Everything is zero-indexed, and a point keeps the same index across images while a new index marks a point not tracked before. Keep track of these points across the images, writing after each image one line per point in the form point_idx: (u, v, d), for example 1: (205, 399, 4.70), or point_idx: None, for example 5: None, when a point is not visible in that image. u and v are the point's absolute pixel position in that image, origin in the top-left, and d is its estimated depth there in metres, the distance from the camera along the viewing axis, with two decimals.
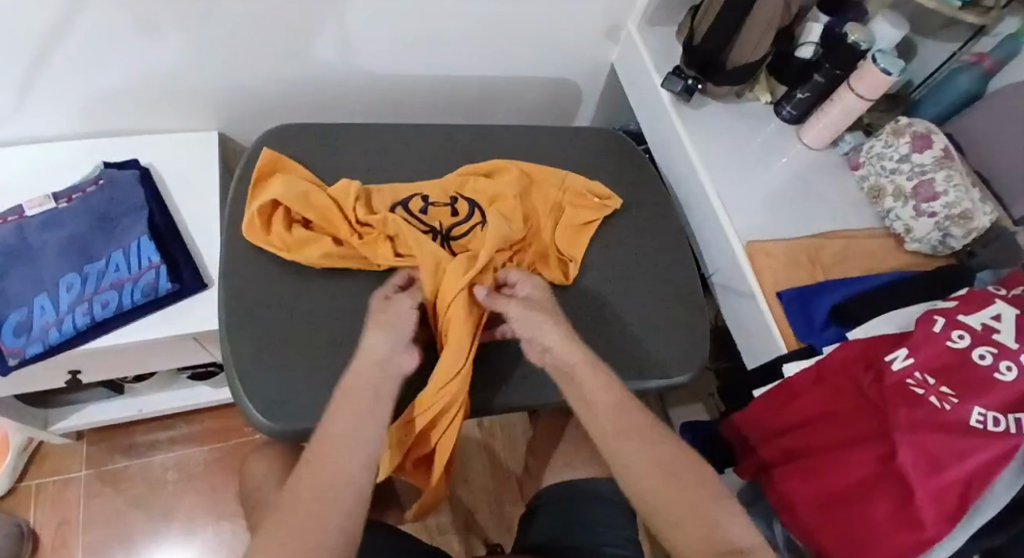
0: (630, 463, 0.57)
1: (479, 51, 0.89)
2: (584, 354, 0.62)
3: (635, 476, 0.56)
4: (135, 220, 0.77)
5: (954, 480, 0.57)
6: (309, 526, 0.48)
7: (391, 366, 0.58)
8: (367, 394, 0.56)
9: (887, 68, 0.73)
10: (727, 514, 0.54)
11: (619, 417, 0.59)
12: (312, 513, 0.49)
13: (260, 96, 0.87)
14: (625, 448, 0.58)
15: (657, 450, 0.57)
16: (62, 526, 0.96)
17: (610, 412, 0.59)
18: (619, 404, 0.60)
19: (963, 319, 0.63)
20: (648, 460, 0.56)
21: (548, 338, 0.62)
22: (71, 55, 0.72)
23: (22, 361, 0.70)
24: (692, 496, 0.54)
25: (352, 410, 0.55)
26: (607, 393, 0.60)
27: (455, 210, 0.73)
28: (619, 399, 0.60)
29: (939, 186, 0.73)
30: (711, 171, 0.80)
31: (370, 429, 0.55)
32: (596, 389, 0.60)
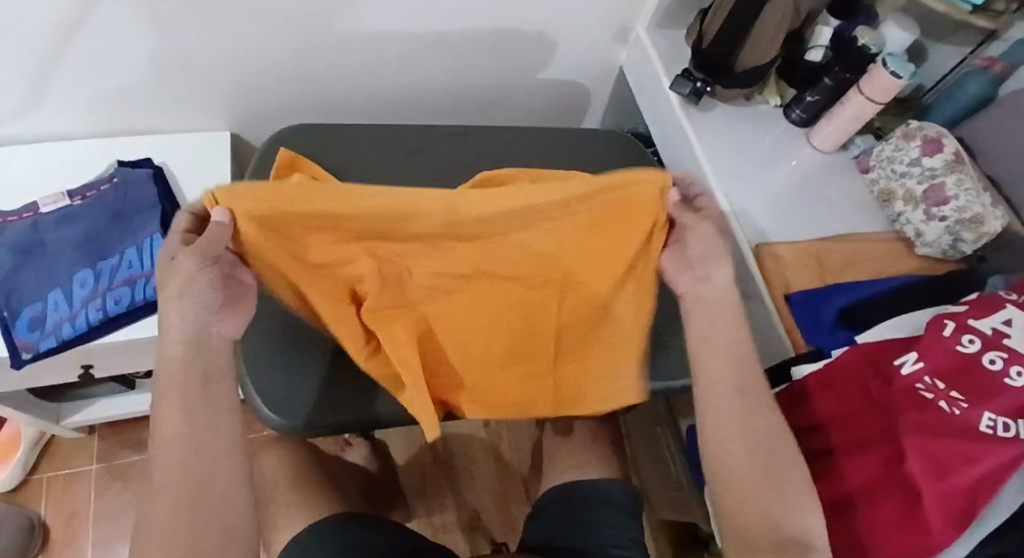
0: (725, 431, 0.58)
1: (489, 52, 0.90)
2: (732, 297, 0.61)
3: (726, 444, 0.57)
4: (149, 217, 0.78)
5: (960, 486, 0.57)
6: (182, 523, 0.48)
7: (209, 333, 0.54)
8: (214, 374, 0.53)
9: (897, 71, 0.73)
10: (803, 503, 0.55)
11: (731, 375, 0.59)
12: (183, 509, 0.49)
13: (273, 96, 0.88)
14: (723, 404, 0.58)
15: (756, 421, 0.57)
16: (72, 518, 0.97)
17: (727, 368, 0.59)
18: (735, 357, 0.60)
19: (974, 323, 0.62)
20: (746, 431, 0.57)
21: (718, 274, 0.61)
22: (87, 54, 0.74)
23: (36, 355, 0.71)
24: (779, 473, 0.56)
25: (181, 396, 0.52)
26: (727, 346, 0.60)
27: None
28: (739, 352, 0.60)
29: (950, 189, 0.72)
30: (719, 174, 0.80)
31: (212, 412, 0.52)
32: (727, 341, 0.60)
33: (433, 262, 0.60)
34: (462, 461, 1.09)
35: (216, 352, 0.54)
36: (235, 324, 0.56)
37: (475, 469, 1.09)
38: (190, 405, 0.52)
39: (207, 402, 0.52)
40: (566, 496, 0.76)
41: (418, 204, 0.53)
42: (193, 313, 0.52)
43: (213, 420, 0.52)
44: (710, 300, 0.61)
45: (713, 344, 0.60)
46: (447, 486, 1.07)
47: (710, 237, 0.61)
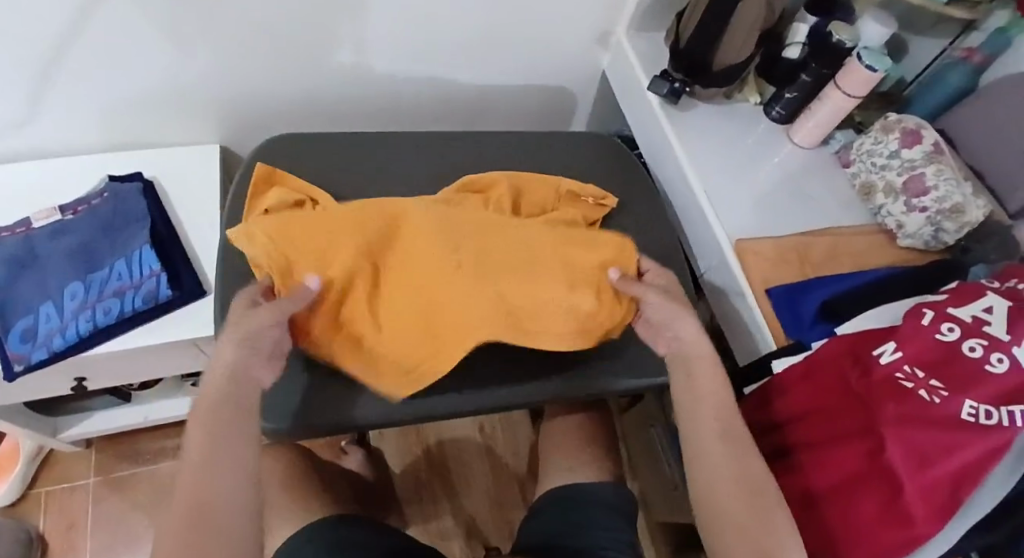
0: (709, 468, 0.59)
1: (473, 61, 0.92)
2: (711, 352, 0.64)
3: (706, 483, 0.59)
4: (138, 230, 0.79)
5: (941, 477, 0.56)
6: (191, 534, 0.48)
7: (249, 376, 0.57)
8: (247, 415, 0.55)
9: (871, 64, 0.73)
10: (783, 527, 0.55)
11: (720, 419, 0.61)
12: (196, 526, 0.49)
13: (266, 107, 0.90)
14: (712, 449, 0.59)
15: (747, 461, 0.58)
16: (70, 532, 0.98)
17: (713, 413, 0.61)
18: (723, 407, 0.61)
19: (953, 312, 0.62)
20: (731, 465, 0.58)
21: (681, 328, 0.65)
22: (79, 73, 0.76)
23: (28, 366, 0.72)
24: (760, 500, 0.56)
25: (211, 423, 0.54)
26: (715, 394, 0.62)
27: None
28: (726, 403, 0.62)
29: (929, 180, 0.72)
30: (700, 172, 0.81)
31: (237, 444, 0.54)
32: (707, 385, 0.62)
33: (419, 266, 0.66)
34: (458, 467, 1.09)
35: (251, 391, 0.57)
36: (269, 371, 0.59)
37: (471, 474, 1.09)
38: (220, 438, 0.53)
39: (236, 429, 0.54)
40: (555, 498, 0.76)
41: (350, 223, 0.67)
42: (231, 354, 0.57)
43: (235, 453, 0.53)
44: (689, 352, 0.64)
45: (699, 395, 0.62)
46: (443, 491, 1.07)
47: (667, 303, 0.66)
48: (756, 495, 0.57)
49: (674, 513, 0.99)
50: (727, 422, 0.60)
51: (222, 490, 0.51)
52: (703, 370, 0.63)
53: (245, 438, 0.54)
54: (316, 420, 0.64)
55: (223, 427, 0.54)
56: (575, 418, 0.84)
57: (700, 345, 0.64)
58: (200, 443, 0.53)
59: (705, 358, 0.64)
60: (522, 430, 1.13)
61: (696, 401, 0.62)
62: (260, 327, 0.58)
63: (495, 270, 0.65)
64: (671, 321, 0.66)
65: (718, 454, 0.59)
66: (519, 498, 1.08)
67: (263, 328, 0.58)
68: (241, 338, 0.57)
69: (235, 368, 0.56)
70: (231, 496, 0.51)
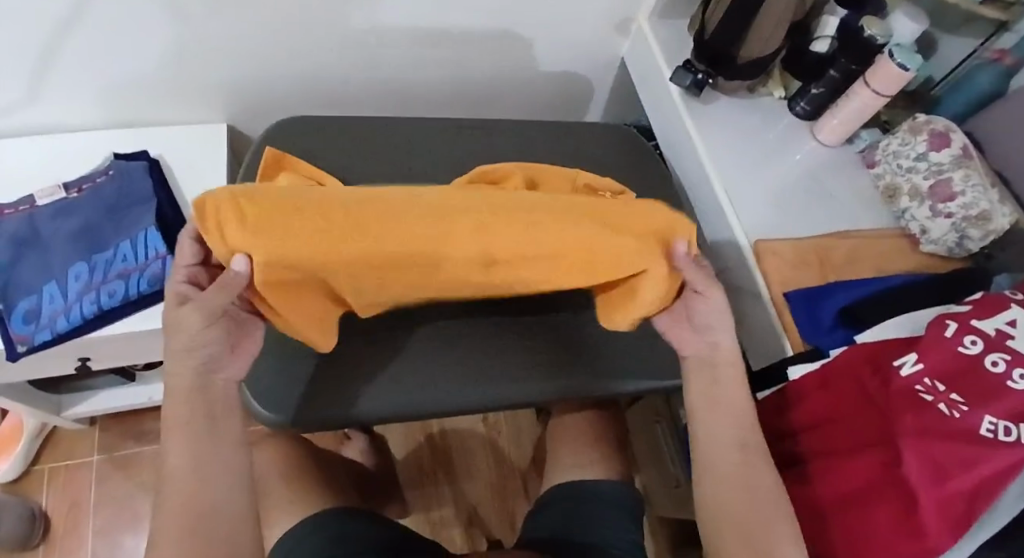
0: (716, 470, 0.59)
1: (488, 45, 0.89)
2: (739, 366, 0.61)
3: (713, 486, 0.59)
4: (144, 212, 0.77)
5: (957, 491, 0.55)
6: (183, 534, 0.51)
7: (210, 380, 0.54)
8: (224, 415, 0.55)
9: (903, 61, 0.71)
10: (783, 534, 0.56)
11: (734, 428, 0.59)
12: (189, 527, 0.51)
13: (275, 88, 0.88)
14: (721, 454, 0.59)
15: (755, 472, 0.58)
16: (73, 508, 0.98)
17: (729, 422, 0.60)
18: (741, 417, 0.60)
19: (976, 324, 0.61)
20: (737, 472, 0.58)
21: (722, 336, 0.60)
22: (83, 49, 0.73)
23: (31, 348, 0.71)
24: (764, 509, 0.57)
25: (188, 429, 0.53)
26: (737, 404, 0.60)
27: None
28: (745, 413, 0.60)
29: (956, 185, 0.70)
30: (720, 167, 0.79)
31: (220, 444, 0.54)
32: (728, 399, 0.60)
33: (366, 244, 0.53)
34: (461, 455, 1.09)
35: (221, 395, 0.55)
36: (236, 367, 0.56)
37: (474, 464, 1.09)
38: (203, 442, 0.53)
39: (216, 431, 0.54)
40: (563, 494, 0.76)
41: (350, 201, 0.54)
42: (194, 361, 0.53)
43: (222, 454, 0.54)
44: (717, 358, 0.61)
45: (715, 402, 0.60)
46: (444, 480, 1.07)
47: (720, 307, 0.59)
48: (766, 503, 0.57)
49: (678, 510, 0.98)
50: (739, 433, 0.59)
51: (212, 495, 0.53)
52: (727, 381, 0.61)
53: (218, 441, 0.54)
54: (318, 413, 0.63)
55: (199, 433, 0.53)
56: (585, 414, 0.84)
57: (732, 355, 0.61)
58: (181, 445, 0.53)
59: (731, 369, 0.61)
60: (527, 420, 1.12)
61: (716, 412, 0.60)
62: (193, 333, 0.51)
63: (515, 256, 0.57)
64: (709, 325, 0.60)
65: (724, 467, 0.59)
66: (521, 489, 1.08)
67: (201, 332, 0.52)
68: (186, 345, 0.52)
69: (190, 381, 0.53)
70: (217, 502, 0.53)
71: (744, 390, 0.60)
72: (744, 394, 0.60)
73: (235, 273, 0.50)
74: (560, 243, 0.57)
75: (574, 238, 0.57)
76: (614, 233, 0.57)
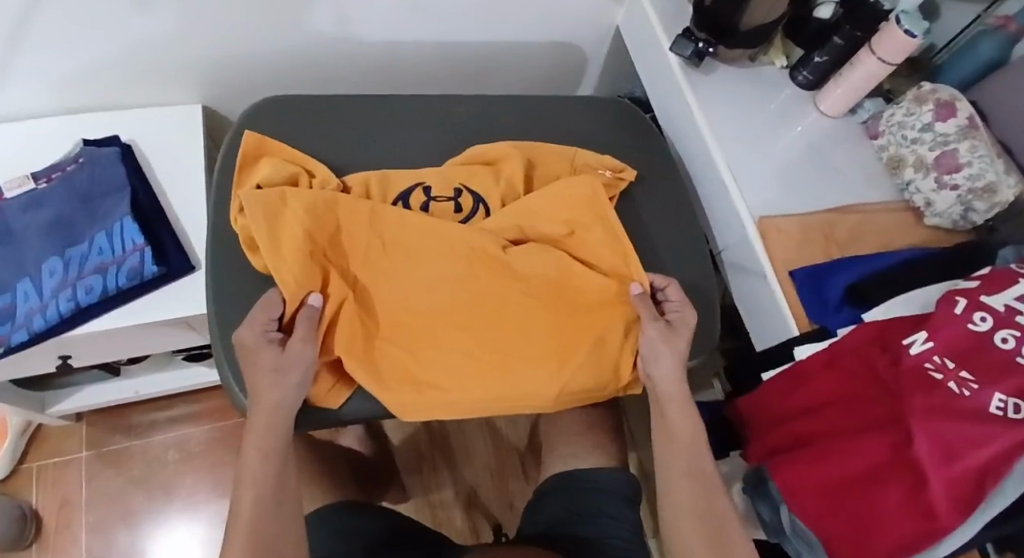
0: (675, 489, 0.62)
1: (474, 17, 0.85)
2: (684, 391, 0.64)
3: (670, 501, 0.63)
4: (118, 200, 0.73)
5: (967, 470, 0.54)
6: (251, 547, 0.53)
7: (287, 404, 0.57)
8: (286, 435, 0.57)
9: (911, 29, 0.68)
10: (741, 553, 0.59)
11: (690, 449, 0.63)
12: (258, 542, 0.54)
13: (252, 64, 0.83)
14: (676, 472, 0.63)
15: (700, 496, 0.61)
16: (64, 506, 0.96)
17: (681, 450, 0.63)
18: (691, 447, 0.63)
19: (986, 300, 0.59)
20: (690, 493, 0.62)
21: (663, 365, 0.64)
22: (41, 31, 0.68)
23: (7, 349, 0.68)
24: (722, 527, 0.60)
25: (262, 447, 0.56)
26: (685, 433, 0.63)
27: (460, 211, 0.69)
28: (696, 441, 0.63)
29: (962, 156, 0.69)
30: (721, 140, 0.76)
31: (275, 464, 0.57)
32: (682, 424, 0.63)
33: (382, 276, 0.64)
34: (459, 438, 1.08)
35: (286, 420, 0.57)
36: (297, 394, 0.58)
37: (471, 447, 1.07)
38: (268, 459, 0.57)
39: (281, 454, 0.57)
40: (565, 482, 0.75)
41: (369, 233, 0.65)
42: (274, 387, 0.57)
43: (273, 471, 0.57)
44: (660, 390, 0.64)
45: (670, 432, 0.64)
46: (443, 464, 1.06)
47: (665, 332, 0.64)
48: (717, 530, 0.60)
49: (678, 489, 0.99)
50: (692, 462, 0.63)
51: (267, 511, 0.55)
52: (674, 410, 0.64)
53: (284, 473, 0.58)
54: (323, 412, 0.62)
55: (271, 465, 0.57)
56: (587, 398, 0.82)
57: (674, 386, 0.64)
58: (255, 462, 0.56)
59: (676, 399, 0.64)
60: None
61: (667, 441, 0.64)
62: (307, 364, 0.58)
63: (504, 280, 0.65)
64: (653, 358, 0.64)
65: (682, 495, 0.62)
66: (520, 469, 1.08)
67: (308, 368, 0.58)
68: (272, 372, 0.57)
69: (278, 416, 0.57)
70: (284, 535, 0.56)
71: (690, 411, 0.64)
72: (690, 414, 0.64)
73: (312, 307, 0.60)
74: (547, 267, 0.66)
75: (558, 265, 0.66)
76: (586, 258, 0.68)
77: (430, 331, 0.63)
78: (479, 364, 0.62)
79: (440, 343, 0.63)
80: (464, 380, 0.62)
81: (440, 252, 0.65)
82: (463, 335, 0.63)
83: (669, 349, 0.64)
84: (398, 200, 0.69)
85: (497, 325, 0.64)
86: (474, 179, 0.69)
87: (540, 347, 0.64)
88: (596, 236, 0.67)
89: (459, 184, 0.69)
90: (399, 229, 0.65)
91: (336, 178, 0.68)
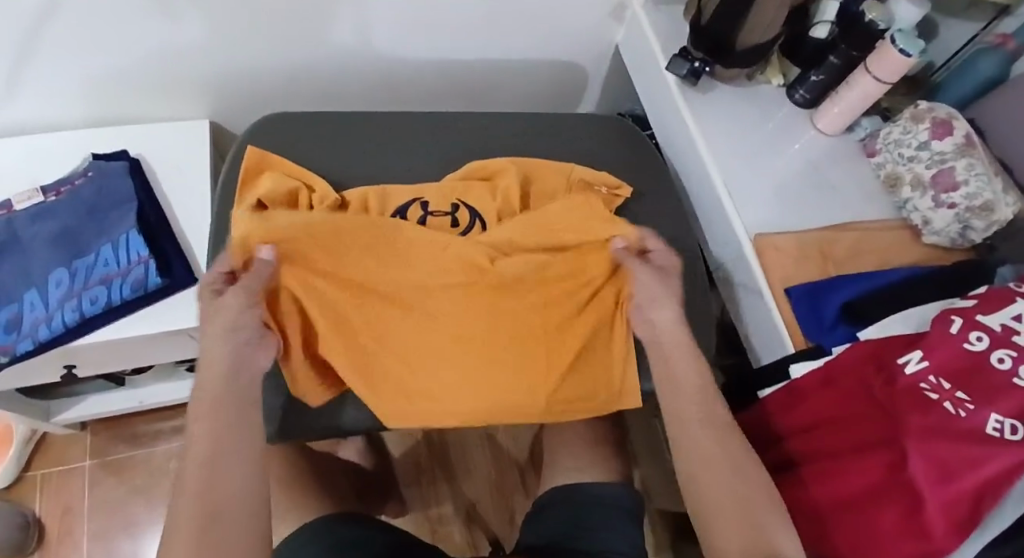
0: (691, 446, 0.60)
1: (476, 36, 0.86)
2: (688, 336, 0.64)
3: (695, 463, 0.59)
4: (124, 214, 0.75)
5: (964, 491, 0.54)
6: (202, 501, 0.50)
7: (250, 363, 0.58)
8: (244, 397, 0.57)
9: (905, 48, 0.69)
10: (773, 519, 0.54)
11: (701, 395, 0.62)
12: (207, 496, 0.51)
13: (258, 81, 0.85)
14: (693, 430, 0.60)
15: (722, 448, 0.59)
16: (67, 515, 0.97)
17: (688, 398, 0.62)
18: (701, 392, 0.62)
19: (982, 320, 0.59)
20: (714, 447, 0.59)
21: (659, 314, 0.65)
22: (55, 47, 0.70)
23: (13, 358, 0.69)
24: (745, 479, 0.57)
25: (213, 406, 0.55)
26: (691, 381, 0.63)
27: (455, 227, 0.69)
28: (704, 388, 0.62)
29: (959, 175, 0.68)
30: (717, 157, 0.77)
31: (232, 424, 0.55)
32: (685, 370, 0.63)
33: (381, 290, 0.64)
34: (458, 451, 1.08)
35: (249, 380, 0.58)
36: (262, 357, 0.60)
37: (471, 460, 1.08)
38: (221, 417, 0.55)
39: (240, 417, 0.56)
40: (562, 496, 0.75)
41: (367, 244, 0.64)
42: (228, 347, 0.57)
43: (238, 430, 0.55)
44: (662, 339, 0.65)
45: (677, 385, 0.63)
46: (442, 477, 1.06)
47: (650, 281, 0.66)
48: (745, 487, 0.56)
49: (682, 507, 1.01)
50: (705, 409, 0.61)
51: (220, 470, 0.52)
52: (678, 358, 0.64)
53: (247, 429, 0.55)
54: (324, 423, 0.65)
55: (229, 417, 0.55)
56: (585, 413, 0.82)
57: (675, 334, 0.64)
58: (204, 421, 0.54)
59: (677, 347, 0.64)
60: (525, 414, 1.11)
61: (674, 390, 0.63)
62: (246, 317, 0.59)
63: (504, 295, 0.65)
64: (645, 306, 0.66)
65: (698, 449, 0.59)
66: (520, 483, 1.07)
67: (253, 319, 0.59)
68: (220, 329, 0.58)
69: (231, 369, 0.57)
70: (242, 493, 0.52)
71: (697, 362, 0.63)
72: (694, 363, 0.63)
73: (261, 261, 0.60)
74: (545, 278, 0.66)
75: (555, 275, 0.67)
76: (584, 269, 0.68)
77: (428, 347, 0.64)
78: (477, 379, 0.64)
79: (439, 359, 0.64)
80: (463, 394, 0.64)
81: (439, 265, 0.65)
82: (461, 351, 0.64)
83: (664, 289, 0.65)
84: (395, 214, 0.69)
85: (495, 340, 0.65)
86: (472, 195, 0.70)
87: (537, 361, 0.65)
88: (595, 257, 0.68)
89: (457, 199, 0.70)
90: (399, 242, 0.65)
91: (334, 193, 0.69)
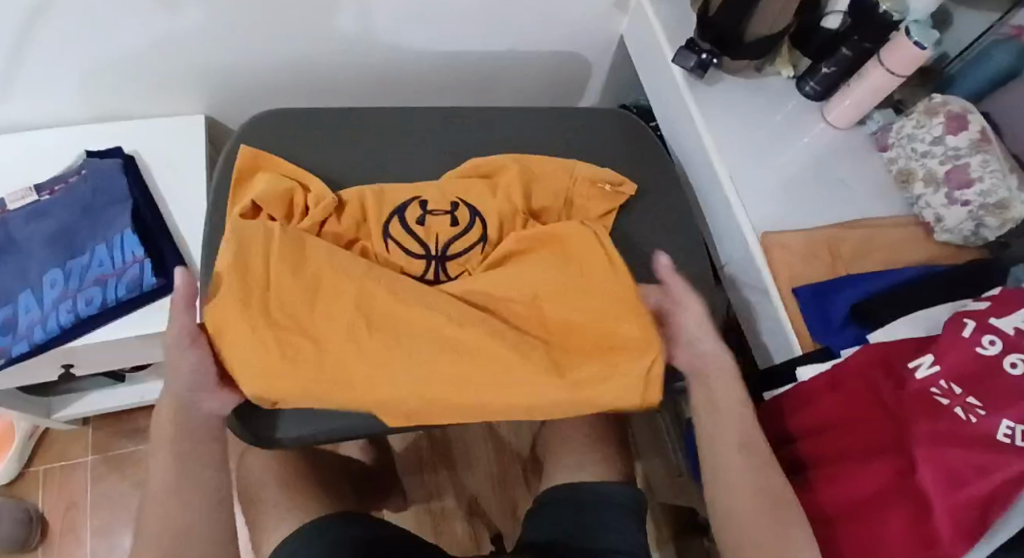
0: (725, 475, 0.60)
1: (477, 27, 0.84)
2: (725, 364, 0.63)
3: (726, 489, 0.59)
4: (119, 212, 0.73)
5: (972, 498, 0.52)
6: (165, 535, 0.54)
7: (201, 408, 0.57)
8: (199, 435, 0.57)
9: (921, 40, 0.67)
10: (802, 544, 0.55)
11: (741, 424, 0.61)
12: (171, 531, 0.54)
13: (255, 75, 0.83)
14: (732, 461, 0.60)
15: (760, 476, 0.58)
16: (70, 510, 0.97)
17: (730, 426, 0.61)
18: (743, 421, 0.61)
19: (995, 322, 0.58)
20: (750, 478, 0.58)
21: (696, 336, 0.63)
22: (47, 45, 0.69)
23: (9, 360, 0.68)
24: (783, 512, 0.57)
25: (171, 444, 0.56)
26: (733, 409, 0.61)
27: (453, 231, 0.66)
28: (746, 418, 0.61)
29: (973, 171, 0.67)
30: (724, 153, 0.75)
31: (192, 462, 0.56)
32: (726, 396, 0.62)
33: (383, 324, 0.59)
34: (460, 446, 1.07)
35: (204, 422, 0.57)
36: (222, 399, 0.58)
37: (473, 455, 1.07)
38: (179, 460, 0.56)
39: (195, 455, 0.56)
40: (564, 495, 0.74)
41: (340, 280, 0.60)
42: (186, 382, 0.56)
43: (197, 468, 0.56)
44: (706, 361, 0.63)
45: (716, 407, 0.62)
46: (445, 472, 1.06)
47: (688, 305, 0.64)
48: (779, 508, 0.57)
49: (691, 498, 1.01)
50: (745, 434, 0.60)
51: (176, 509, 0.55)
52: (720, 386, 0.62)
53: (206, 465, 0.57)
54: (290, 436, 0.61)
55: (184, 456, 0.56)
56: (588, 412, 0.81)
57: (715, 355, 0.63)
58: (163, 458, 0.56)
59: (721, 374, 0.63)
60: None
61: (715, 420, 0.62)
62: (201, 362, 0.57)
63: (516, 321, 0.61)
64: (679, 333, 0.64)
65: (734, 474, 0.59)
66: (522, 478, 1.07)
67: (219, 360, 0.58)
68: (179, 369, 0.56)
69: (196, 367, 0.57)
70: (201, 516, 0.55)
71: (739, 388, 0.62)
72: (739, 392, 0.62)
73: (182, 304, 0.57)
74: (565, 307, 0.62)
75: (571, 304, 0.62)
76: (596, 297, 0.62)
77: None
78: None
79: None
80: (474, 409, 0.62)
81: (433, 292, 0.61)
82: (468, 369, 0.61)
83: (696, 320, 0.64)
84: (392, 213, 0.67)
85: None
86: (472, 192, 0.68)
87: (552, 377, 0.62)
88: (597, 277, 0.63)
89: (456, 197, 0.68)
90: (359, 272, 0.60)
91: (330, 193, 0.67)
